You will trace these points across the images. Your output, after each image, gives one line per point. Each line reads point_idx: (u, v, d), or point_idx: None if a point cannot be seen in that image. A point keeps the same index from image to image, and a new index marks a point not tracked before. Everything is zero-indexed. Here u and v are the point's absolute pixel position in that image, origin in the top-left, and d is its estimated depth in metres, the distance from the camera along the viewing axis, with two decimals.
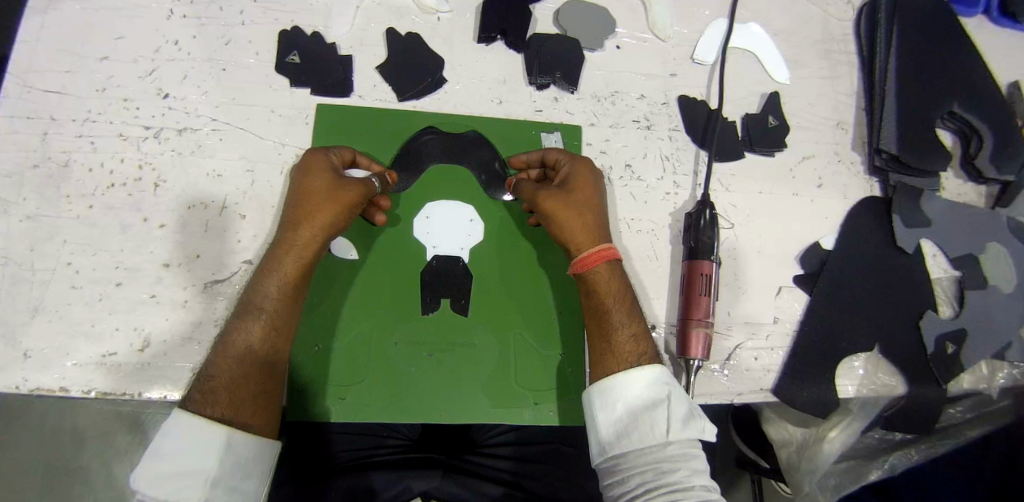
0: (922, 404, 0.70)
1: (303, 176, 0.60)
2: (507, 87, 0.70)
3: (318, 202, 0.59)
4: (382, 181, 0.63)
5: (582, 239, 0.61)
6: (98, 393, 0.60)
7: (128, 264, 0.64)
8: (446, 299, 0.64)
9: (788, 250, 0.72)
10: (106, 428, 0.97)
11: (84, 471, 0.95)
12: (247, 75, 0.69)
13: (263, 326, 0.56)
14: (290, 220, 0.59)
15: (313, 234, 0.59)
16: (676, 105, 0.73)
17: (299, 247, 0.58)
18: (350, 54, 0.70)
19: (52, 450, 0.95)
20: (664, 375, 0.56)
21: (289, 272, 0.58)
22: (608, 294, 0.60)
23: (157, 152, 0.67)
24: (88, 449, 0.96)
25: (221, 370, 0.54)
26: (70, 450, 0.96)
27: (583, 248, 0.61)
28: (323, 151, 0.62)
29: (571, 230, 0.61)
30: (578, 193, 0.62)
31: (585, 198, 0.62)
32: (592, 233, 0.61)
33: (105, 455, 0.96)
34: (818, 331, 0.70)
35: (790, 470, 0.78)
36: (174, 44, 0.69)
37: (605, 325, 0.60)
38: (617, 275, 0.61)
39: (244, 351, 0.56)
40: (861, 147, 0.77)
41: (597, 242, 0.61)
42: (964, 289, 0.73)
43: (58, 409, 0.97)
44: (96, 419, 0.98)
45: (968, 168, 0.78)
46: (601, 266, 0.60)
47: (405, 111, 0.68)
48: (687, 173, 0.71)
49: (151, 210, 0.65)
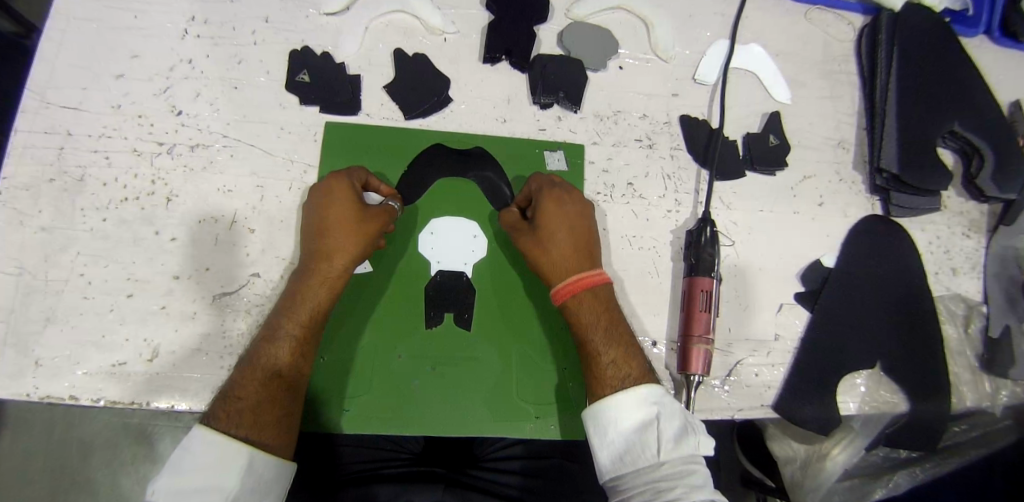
0: (924, 422, 0.71)
1: (329, 203, 0.61)
2: (512, 106, 0.71)
3: (345, 231, 0.60)
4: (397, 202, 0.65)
5: (554, 273, 0.61)
6: (107, 401, 0.62)
7: (139, 275, 0.65)
8: (451, 313, 0.64)
9: (789, 268, 0.73)
10: (113, 442, 0.99)
11: (91, 486, 0.96)
12: (259, 93, 0.71)
13: (291, 352, 0.58)
14: (318, 248, 0.60)
15: (343, 262, 0.60)
16: (678, 124, 0.73)
17: (329, 275, 0.60)
18: (358, 74, 0.72)
19: (58, 459, 0.96)
20: (653, 394, 0.56)
21: (319, 300, 0.59)
22: (590, 321, 0.60)
23: (169, 167, 0.69)
24: (95, 459, 0.97)
25: (248, 390, 0.55)
26: (77, 460, 0.97)
27: (557, 280, 0.61)
28: (344, 175, 0.62)
29: (542, 265, 0.62)
30: (546, 226, 0.62)
31: (557, 226, 0.62)
32: (565, 262, 0.61)
33: (110, 465, 0.97)
34: (821, 349, 0.70)
35: (792, 487, 0.79)
36: (188, 63, 0.72)
37: (593, 343, 0.60)
38: (590, 301, 0.60)
39: (269, 374, 0.57)
40: (862, 165, 0.78)
41: (570, 274, 0.60)
42: (950, 307, 0.77)
43: (67, 418, 0.98)
44: (102, 433, 0.99)
45: (970, 188, 0.80)
46: (572, 298, 0.60)
47: (410, 129, 0.70)
48: (688, 191, 0.71)
49: (162, 223, 0.67)
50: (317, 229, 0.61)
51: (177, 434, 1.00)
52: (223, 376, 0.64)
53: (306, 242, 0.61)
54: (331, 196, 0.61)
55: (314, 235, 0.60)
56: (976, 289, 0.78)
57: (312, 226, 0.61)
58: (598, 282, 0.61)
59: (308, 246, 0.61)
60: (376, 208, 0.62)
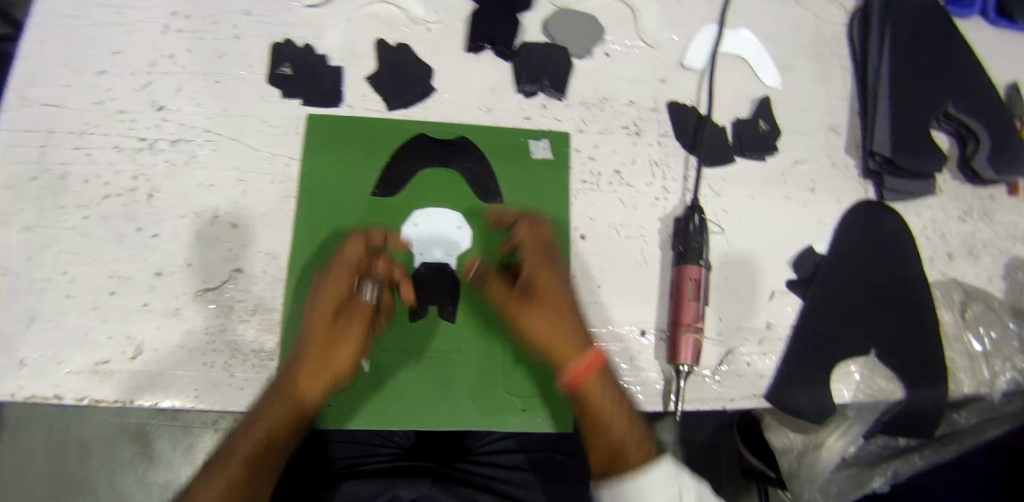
0: (921, 409, 0.69)
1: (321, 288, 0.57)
2: (496, 95, 0.70)
3: (327, 332, 0.55)
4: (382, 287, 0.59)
5: (563, 356, 0.56)
6: (92, 399, 0.61)
7: (122, 272, 0.65)
8: (434, 306, 0.63)
9: (782, 255, 0.71)
10: (112, 441, 1.06)
11: (88, 484, 1.03)
12: (239, 87, 0.70)
13: (257, 445, 0.55)
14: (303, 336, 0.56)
15: (325, 371, 0.54)
16: (665, 111, 0.72)
17: (309, 378, 0.54)
18: (340, 66, 0.70)
19: (58, 458, 1.04)
20: (672, 471, 0.54)
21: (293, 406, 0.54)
22: (601, 404, 0.57)
23: (151, 163, 0.68)
24: (93, 457, 1.05)
25: (211, 487, 0.53)
26: (75, 458, 1.04)
27: (570, 360, 0.56)
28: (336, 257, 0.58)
29: (543, 340, 0.57)
30: (545, 297, 0.58)
31: (556, 306, 0.58)
32: (571, 344, 0.57)
33: (108, 463, 1.05)
34: (814, 337, 0.69)
35: (791, 478, 0.78)
36: (169, 58, 0.71)
37: (601, 422, 0.57)
38: (604, 385, 0.57)
39: (237, 474, 0.54)
40: (855, 150, 0.77)
41: (578, 355, 0.56)
42: (949, 294, 0.75)
43: (63, 420, 1.05)
44: (101, 432, 1.06)
45: (966, 169, 0.79)
46: (589, 382, 0.56)
47: (392, 120, 0.68)
48: (676, 178, 0.70)
49: (145, 219, 0.66)
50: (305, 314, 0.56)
51: (172, 433, 1.07)
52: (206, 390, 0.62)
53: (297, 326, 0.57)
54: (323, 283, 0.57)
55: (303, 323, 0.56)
56: (971, 274, 0.77)
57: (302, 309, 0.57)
58: (604, 364, 0.57)
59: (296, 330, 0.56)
60: (360, 308, 0.56)
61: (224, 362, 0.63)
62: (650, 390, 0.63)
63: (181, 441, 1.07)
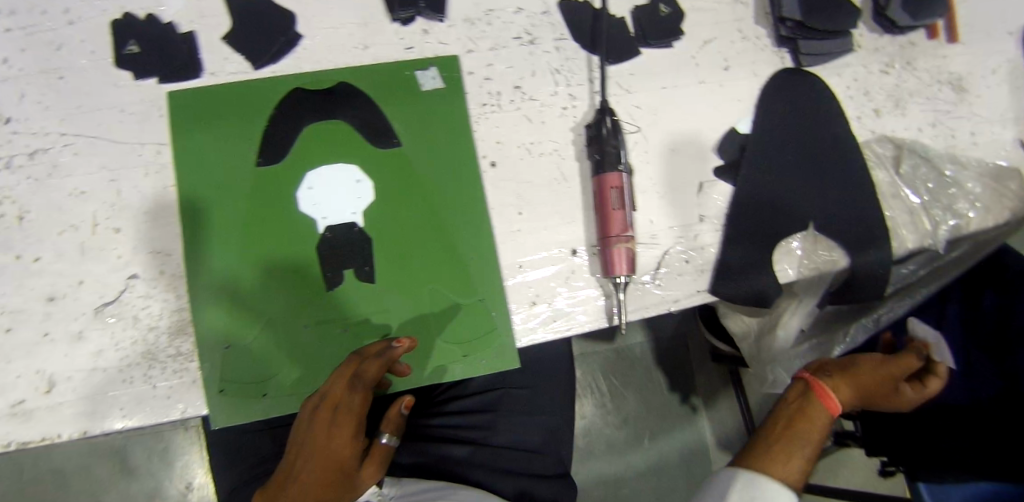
0: (868, 272, 0.69)
1: (348, 386, 0.52)
2: (371, 30, 0.63)
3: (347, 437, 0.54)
4: (387, 360, 0.52)
5: (841, 387, 0.67)
6: (14, 444, 0.56)
7: (13, 306, 0.59)
8: (349, 270, 0.58)
9: (704, 142, 0.68)
10: (87, 462, 1.08)
11: None
12: (88, 78, 0.62)
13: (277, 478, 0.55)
14: (333, 439, 0.53)
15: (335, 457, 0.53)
16: (558, 12, 0.66)
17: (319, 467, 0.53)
18: (192, 31, 0.63)
19: (38, 494, 1.06)
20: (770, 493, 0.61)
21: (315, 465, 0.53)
22: (805, 425, 0.65)
23: (13, 182, 0.61)
24: (72, 484, 1.07)
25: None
26: (55, 489, 1.07)
27: (824, 390, 0.67)
28: (352, 380, 0.52)
29: (840, 382, 0.68)
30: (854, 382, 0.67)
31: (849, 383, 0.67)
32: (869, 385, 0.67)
33: (88, 487, 1.07)
34: (751, 220, 0.67)
35: (752, 360, 0.79)
36: (3, 63, 0.62)
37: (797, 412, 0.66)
38: (820, 418, 0.66)
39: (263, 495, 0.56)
40: (765, 19, 0.73)
41: (824, 387, 0.67)
42: (875, 153, 0.74)
43: (35, 455, 1.07)
44: (73, 457, 1.08)
45: (881, 21, 0.76)
46: (816, 404, 0.66)
47: (262, 78, 0.62)
48: (581, 82, 0.65)
49: (22, 245, 0.60)
50: (334, 409, 0.53)
51: (144, 442, 1.10)
52: (137, 409, 0.57)
53: (317, 430, 0.53)
54: (357, 382, 0.52)
55: (327, 424, 0.53)
56: (900, 127, 0.75)
57: (330, 410, 0.53)
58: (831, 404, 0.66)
59: (312, 431, 0.53)
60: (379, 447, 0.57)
61: (143, 374, 0.58)
62: (592, 308, 0.60)
63: (155, 448, 1.10)
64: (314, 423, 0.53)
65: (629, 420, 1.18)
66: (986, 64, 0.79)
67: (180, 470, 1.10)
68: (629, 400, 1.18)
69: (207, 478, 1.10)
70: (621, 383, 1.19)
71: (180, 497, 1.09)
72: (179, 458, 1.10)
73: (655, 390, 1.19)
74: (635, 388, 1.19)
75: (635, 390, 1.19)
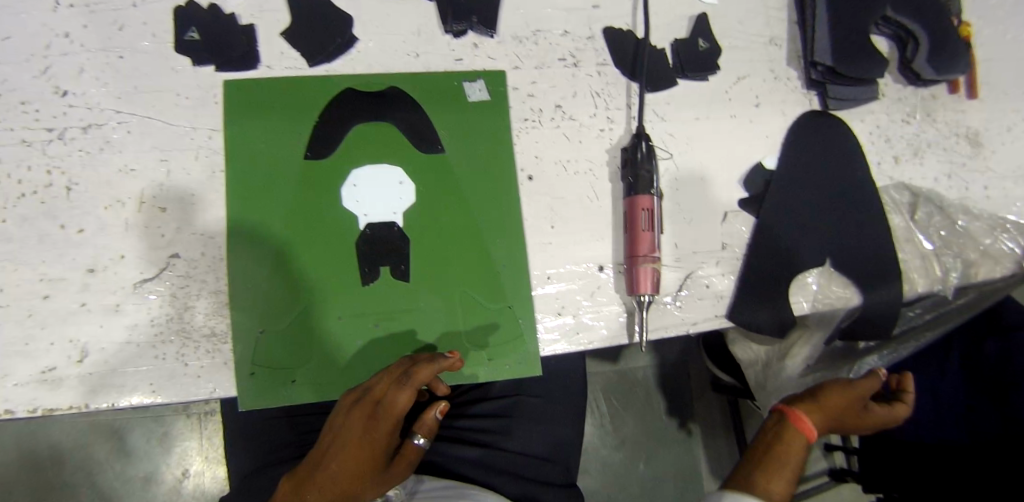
0: (879, 312, 0.71)
1: (396, 385, 0.55)
2: (423, 39, 0.66)
3: (385, 434, 0.56)
4: (435, 369, 0.55)
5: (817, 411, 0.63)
6: (43, 409, 0.58)
7: (52, 274, 0.60)
8: (386, 267, 0.61)
9: (731, 174, 0.71)
10: (86, 440, 1.09)
11: (69, 485, 1.07)
12: (146, 59, 0.64)
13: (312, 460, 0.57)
14: (369, 432, 0.55)
15: (373, 451, 0.56)
16: (602, 38, 0.69)
17: (354, 458, 0.55)
18: (252, 24, 0.65)
19: (35, 466, 1.07)
20: None
21: (352, 456, 0.55)
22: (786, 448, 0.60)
23: (64, 154, 0.62)
24: (69, 459, 1.08)
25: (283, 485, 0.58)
26: (52, 463, 1.07)
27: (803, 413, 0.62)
28: (398, 382, 0.55)
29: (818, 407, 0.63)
30: (821, 405, 0.63)
31: (824, 408, 0.63)
32: (836, 409, 0.63)
33: (85, 464, 1.08)
34: (771, 251, 0.69)
35: (758, 389, 0.81)
36: (65, 37, 0.64)
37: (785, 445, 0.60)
38: (800, 445, 0.60)
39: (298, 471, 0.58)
40: (796, 61, 0.76)
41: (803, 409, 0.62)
42: (892, 198, 0.76)
43: (35, 426, 1.08)
44: (72, 434, 1.09)
45: (906, 72, 0.79)
46: (796, 431, 0.61)
47: (317, 76, 0.65)
48: (619, 107, 0.68)
49: (67, 215, 0.61)
50: (377, 403, 0.55)
51: (144, 425, 1.11)
52: (167, 384, 0.59)
53: (355, 421, 0.55)
54: (405, 382, 0.54)
55: (366, 417, 0.55)
56: (918, 175, 0.78)
57: (372, 404, 0.55)
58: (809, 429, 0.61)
59: (352, 422, 0.55)
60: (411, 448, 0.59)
61: (175, 352, 0.60)
62: (614, 324, 0.63)
63: (155, 432, 1.11)
64: (356, 412, 0.55)
65: (627, 441, 1.19)
66: (1004, 120, 0.81)
67: (178, 456, 1.10)
68: (628, 422, 1.20)
69: (204, 467, 1.11)
70: (621, 404, 1.20)
71: (175, 483, 1.10)
72: (177, 444, 1.11)
73: (654, 414, 1.20)
74: (634, 410, 1.20)
75: (634, 413, 1.20)
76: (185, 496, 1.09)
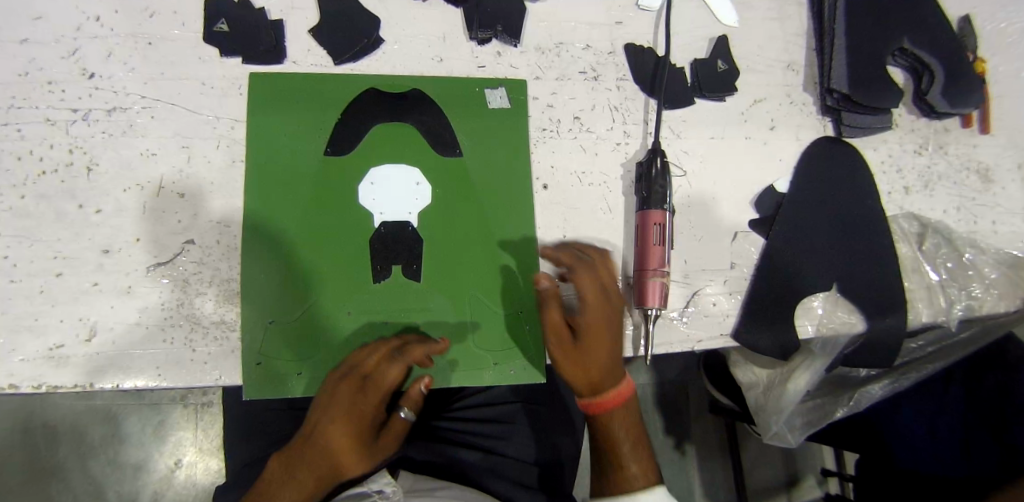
0: (882, 339, 0.71)
1: (386, 361, 0.57)
2: (447, 44, 0.67)
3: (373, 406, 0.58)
4: (425, 351, 0.57)
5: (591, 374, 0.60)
6: (48, 386, 0.59)
7: (67, 253, 0.61)
8: (398, 266, 0.61)
9: (743, 195, 0.72)
10: (81, 423, 1.09)
11: (62, 467, 1.07)
12: (175, 47, 0.65)
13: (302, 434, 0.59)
14: (357, 403, 0.58)
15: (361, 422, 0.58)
16: (622, 53, 0.70)
17: (343, 429, 0.58)
18: (281, 19, 0.66)
19: (29, 447, 1.07)
20: None
21: (341, 427, 0.58)
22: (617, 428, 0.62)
23: (86, 135, 0.63)
24: (64, 441, 1.08)
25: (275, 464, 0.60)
26: (47, 444, 1.08)
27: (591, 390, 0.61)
28: (389, 359, 0.57)
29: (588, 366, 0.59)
30: (589, 354, 0.59)
31: (594, 360, 0.59)
32: (598, 347, 0.59)
33: (79, 448, 1.08)
34: (778, 273, 0.69)
35: (757, 412, 0.80)
36: (95, 20, 0.65)
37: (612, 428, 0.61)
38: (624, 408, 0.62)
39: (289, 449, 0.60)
40: (812, 87, 0.76)
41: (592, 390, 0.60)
42: (902, 228, 0.77)
43: (32, 406, 1.08)
44: (68, 416, 1.09)
45: (921, 105, 0.79)
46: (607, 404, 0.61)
47: (341, 74, 0.66)
48: (637, 122, 0.69)
49: (85, 195, 0.62)
50: (365, 378, 0.57)
51: (140, 412, 1.10)
52: (173, 368, 0.60)
53: (343, 394, 0.57)
54: (396, 358, 0.57)
55: (354, 389, 0.57)
56: (927, 207, 0.78)
57: (360, 376, 0.57)
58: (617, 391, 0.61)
59: (340, 394, 0.57)
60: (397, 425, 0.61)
61: (184, 337, 0.60)
62: None
63: (150, 420, 1.11)
64: (344, 386, 0.57)
65: None
66: (1014, 157, 0.82)
67: (171, 446, 1.10)
68: None
69: (197, 457, 1.10)
70: None
71: (167, 472, 1.10)
72: (172, 433, 1.11)
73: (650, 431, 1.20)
74: None
75: None
76: (177, 486, 1.09)
